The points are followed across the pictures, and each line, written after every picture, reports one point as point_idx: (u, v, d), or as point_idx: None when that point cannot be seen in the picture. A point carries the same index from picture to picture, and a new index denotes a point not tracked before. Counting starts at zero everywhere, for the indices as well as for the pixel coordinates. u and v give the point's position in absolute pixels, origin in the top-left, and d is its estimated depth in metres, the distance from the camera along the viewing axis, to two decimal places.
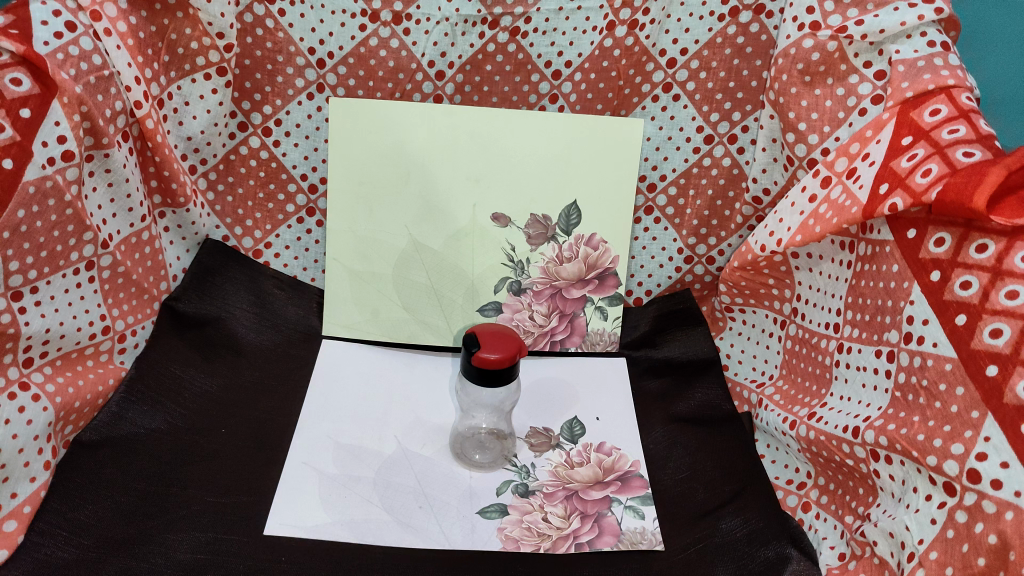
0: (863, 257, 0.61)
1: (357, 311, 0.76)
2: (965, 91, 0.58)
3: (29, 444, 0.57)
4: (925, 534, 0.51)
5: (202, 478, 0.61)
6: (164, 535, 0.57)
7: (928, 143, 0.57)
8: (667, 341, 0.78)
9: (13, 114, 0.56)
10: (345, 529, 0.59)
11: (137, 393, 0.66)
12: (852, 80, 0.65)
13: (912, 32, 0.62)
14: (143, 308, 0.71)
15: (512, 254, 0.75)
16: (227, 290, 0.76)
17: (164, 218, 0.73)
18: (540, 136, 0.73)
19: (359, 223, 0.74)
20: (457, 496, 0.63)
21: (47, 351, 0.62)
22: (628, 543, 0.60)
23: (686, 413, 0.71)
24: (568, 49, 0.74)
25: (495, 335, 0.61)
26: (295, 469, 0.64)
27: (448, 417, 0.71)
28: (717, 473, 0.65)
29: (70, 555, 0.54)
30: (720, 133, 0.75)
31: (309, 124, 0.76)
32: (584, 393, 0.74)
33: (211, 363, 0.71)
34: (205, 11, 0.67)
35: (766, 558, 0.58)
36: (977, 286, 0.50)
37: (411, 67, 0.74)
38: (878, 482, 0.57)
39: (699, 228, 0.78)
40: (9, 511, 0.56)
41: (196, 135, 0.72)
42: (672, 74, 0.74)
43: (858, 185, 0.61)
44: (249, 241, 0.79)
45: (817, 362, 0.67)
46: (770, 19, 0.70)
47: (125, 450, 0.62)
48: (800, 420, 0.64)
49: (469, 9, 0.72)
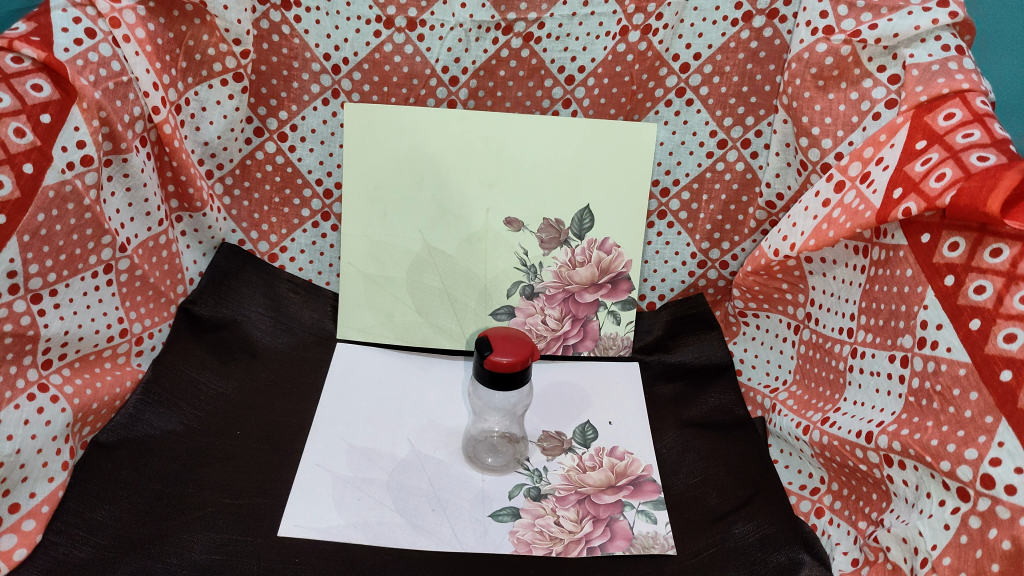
0: (876, 262, 0.61)
1: (371, 315, 0.77)
2: (980, 95, 0.58)
3: (47, 444, 0.58)
4: (938, 539, 0.51)
5: (217, 480, 0.62)
6: (179, 536, 0.57)
7: (942, 147, 0.56)
8: (679, 345, 0.78)
9: (34, 119, 0.57)
10: (357, 532, 0.60)
11: (154, 395, 0.67)
12: (865, 85, 0.65)
13: (926, 36, 0.62)
14: (160, 311, 0.71)
15: (525, 259, 0.75)
16: (243, 294, 0.77)
17: (181, 222, 0.74)
18: (552, 140, 0.73)
19: (374, 227, 0.75)
20: (469, 499, 0.64)
21: (66, 353, 0.62)
22: (640, 547, 0.60)
23: (699, 418, 0.71)
24: (581, 55, 0.74)
25: (507, 338, 0.62)
26: (309, 470, 0.64)
27: (460, 421, 0.72)
28: (730, 479, 0.65)
29: (86, 554, 0.55)
30: (734, 137, 0.75)
31: (324, 129, 0.77)
32: (596, 397, 0.75)
33: (227, 366, 0.72)
34: (222, 18, 0.68)
35: (779, 563, 0.58)
36: (992, 291, 0.50)
37: (424, 72, 0.75)
38: (891, 487, 0.57)
39: (713, 233, 0.79)
40: (28, 511, 0.56)
41: (213, 140, 0.73)
42: (685, 79, 0.73)
43: (872, 190, 0.60)
44: (265, 245, 0.80)
45: (831, 366, 0.67)
46: (784, 24, 0.70)
47: (142, 452, 0.63)
48: (814, 425, 0.64)
49: (483, 15, 0.72)
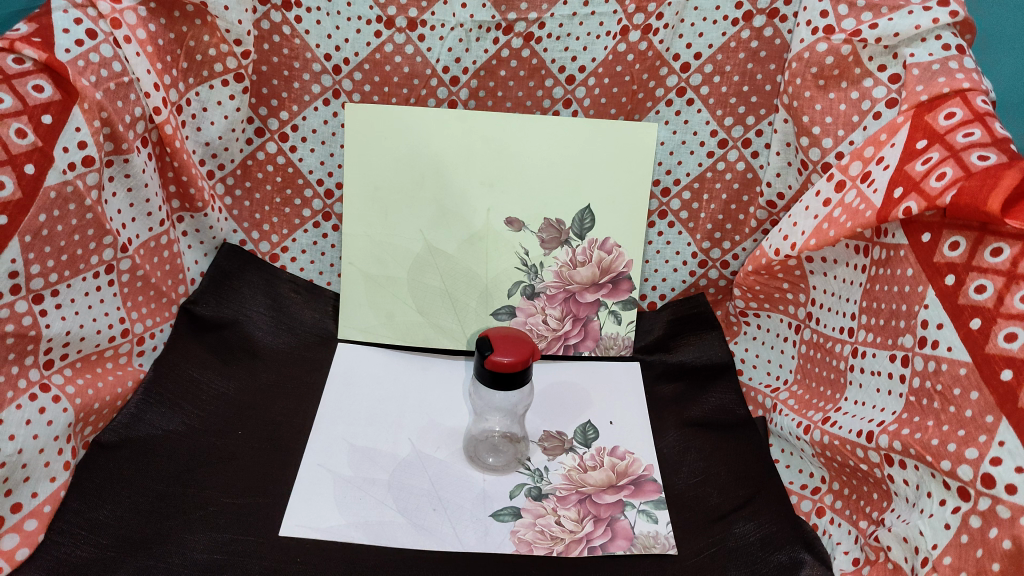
0: (877, 262, 0.61)
1: (372, 315, 0.77)
2: (980, 95, 0.58)
3: (49, 444, 0.58)
4: (938, 539, 0.51)
5: (218, 479, 0.62)
6: (181, 536, 0.57)
7: (943, 147, 0.56)
8: (680, 345, 0.78)
9: (35, 120, 0.57)
10: (358, 531, 0.60)
11: (156, 395, 0.67)
12: (866, 84, 0.65)
13: (927, 35, 0.62)
14: (161, 311, 0.71)
15: (526, 259, 0.75)
16: (244, 294, 0.77)
17: (182, 223, 0.74)
18: (553, 140, 0.73)
19: (375, 227, 0.75)
20: (471, 498, 0.64)
21: (67, 353, 0.62)
22: (641, 547, 0.60)
23: (700, 417, 0.71)
24: (581, 55, 0.74)
25: (508, 338, 0.62)
26: (310, 470, 0.65)
27: (461, 421, 0.72)
28: (730, 478, 0.65)
29: (88, 554, 0.55)
30: (734, 137, 0.75)
31: (325, 130, 0.77)
32: (597, 397, 0.75)
33: (228, 366, 0.72)
34: (222, 19, 0.68)
35: (779, 562, 0.58)
36: (992, 291, 0.50)
37: (425, 73, 0.75)
38: (892, 487, 0.57)
39: (714, 233, 0.79)
40: (29, 511, 0.56)
41: (214, 141, 0.73)
42: (685, 79, 0.74)
43: (872, 189, 0.60)
44: (266, 245, 0.80)
45: (831, 366, 0.67)
46: (784, 23, 0.70)
47: (144, 451, 0.63)
48: (814, 424, 0.65)
49: (483, 15, 0.72)
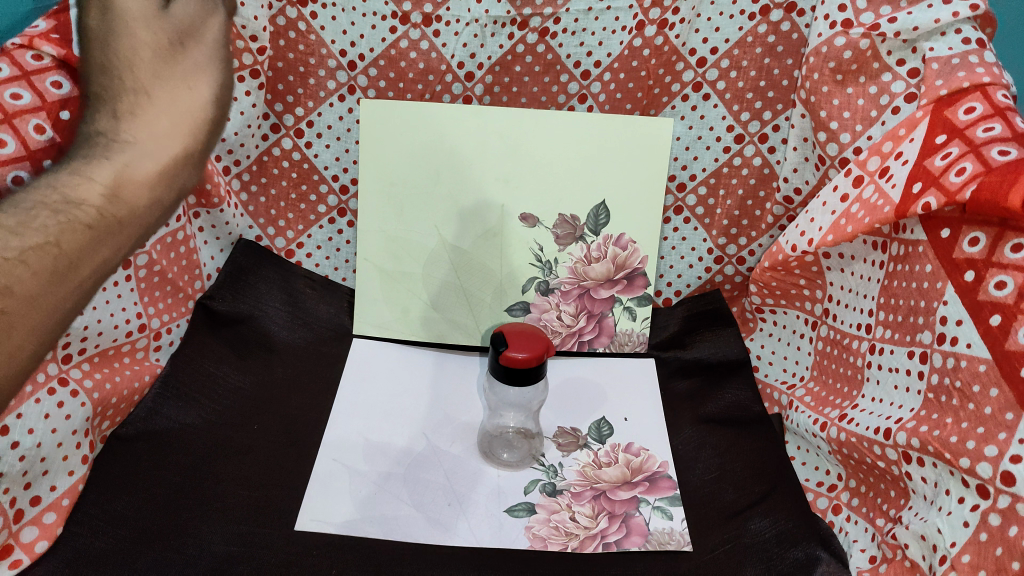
0: (895, 257, 0.61)
1: (387, 311, 0.77)
2: (1000, 89, 0.57)
3: (68, 438, 0.59)
4: (957, 537, 0.50)
5: (235, 472, 0.63)
6: (198, 528, 0.58)
7: (962, 142, 0.55)
8: (696, 341, 0.78)
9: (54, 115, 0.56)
10: (374, 526, 0.60)
11: (173, 389, 0.67)
12: (884, 78, 0.64)
13: (946, 29, 0.61)
14: (178, 306, 0.72)
15: (540, 254, 0.75)
16: (261, 290, 0.77)
17: (198, 219, 0.72)
18: (567, 135, 0.73)
19: (390, 223, 0.75)
20: (485, 493, 0.64)
21: (85, 347, 0.62)
22: (656, 543, 0.60)
23: (716, 414, 0.71)
24: (597, 49, 0.74)
25: (523, 334, 0.62)
26: (326, 465, 0.65)
27: (476, 416, 0.72)
28: (748, 474, 0.65)
29: (107, 546, 0.56)
30: (751, 132, 0.74)
31: (340, 126, 0.77)
32: (612, 393, 0.75)
33: (245, 361, 0.72)
34: (239, 15, 0.69)
35: (795, 559, 0.58)
36: (1012, 287, 0.49)
37: (440, 68, 0.75)
38: (909, 484, 0.56)
39: (730, 229, 0.78)
40: (48, 504, 0.57)
41: (231, 137, 0.72)
42: (701, 73, 0.73)
43: (891, 184, 0.60)
44: (282, 241, 0.80)
45: (849, 363, 0.67)
46: (802, 18, 0.69)
47: (161, 444, 0.63)
48: (831, 421, 0.64)
49: (498, 11, 0.72)
